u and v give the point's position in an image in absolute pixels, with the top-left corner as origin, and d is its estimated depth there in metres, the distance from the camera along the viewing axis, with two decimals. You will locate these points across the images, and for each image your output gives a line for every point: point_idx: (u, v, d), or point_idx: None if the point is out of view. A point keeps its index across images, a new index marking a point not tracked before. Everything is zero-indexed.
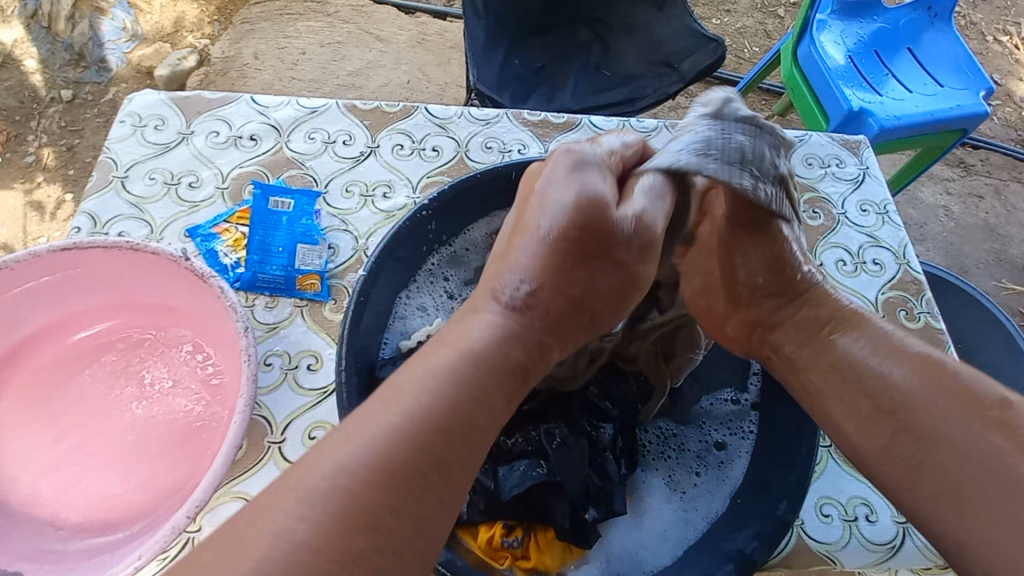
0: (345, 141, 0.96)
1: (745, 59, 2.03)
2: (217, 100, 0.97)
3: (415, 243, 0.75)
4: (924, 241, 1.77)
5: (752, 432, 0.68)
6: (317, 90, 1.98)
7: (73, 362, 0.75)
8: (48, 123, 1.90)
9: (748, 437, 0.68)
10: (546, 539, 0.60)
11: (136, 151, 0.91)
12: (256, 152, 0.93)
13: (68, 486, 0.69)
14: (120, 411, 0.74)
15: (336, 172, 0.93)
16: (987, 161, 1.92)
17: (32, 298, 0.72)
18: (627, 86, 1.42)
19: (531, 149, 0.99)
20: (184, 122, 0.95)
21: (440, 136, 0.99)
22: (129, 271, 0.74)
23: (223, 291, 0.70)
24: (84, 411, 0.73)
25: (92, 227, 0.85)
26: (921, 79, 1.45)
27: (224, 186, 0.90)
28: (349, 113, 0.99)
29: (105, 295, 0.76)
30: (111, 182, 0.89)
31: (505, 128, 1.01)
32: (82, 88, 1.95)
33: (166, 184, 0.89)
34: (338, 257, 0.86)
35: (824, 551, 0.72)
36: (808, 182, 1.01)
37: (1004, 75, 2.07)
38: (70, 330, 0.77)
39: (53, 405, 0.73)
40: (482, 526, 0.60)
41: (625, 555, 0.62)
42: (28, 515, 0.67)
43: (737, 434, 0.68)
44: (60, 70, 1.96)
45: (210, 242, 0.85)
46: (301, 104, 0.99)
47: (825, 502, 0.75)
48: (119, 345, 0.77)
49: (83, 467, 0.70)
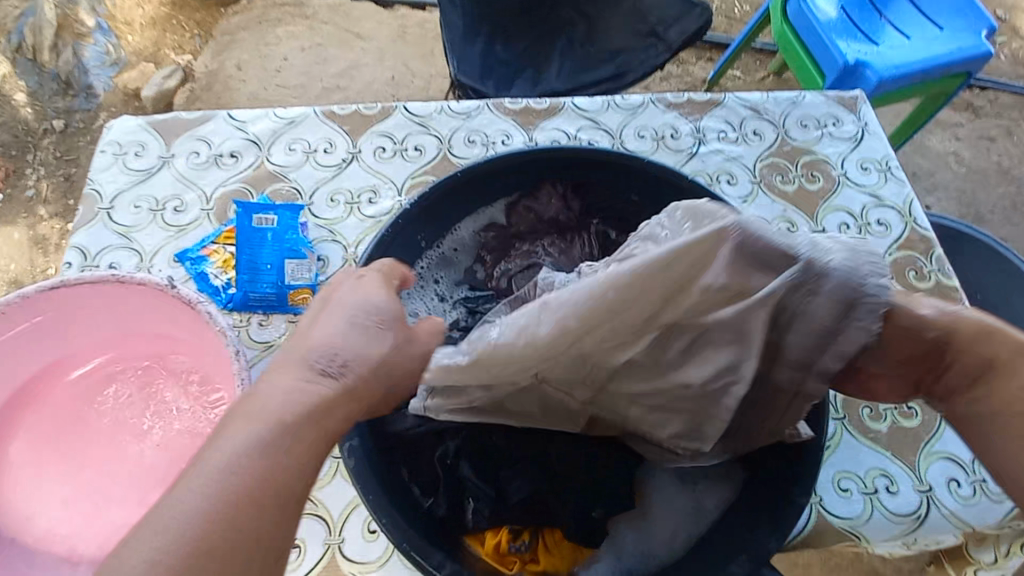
0: (326, 149, 0.95)
1: (736, 19, 1.96)
2: (195, 120, 0.96)
3: (403, 245, 0.74)
4: (936, 191, 1.72)
5: None
6: (303, 96, 1.97)
7: (77, 398, 0.76)
8: (44, 154, 1.91)
9: None
10: (557, 542, 0.60)
11: (119, 180, 0.91)
12: (238, 170, 0.92)
13: (89, 519, 0.70)
14: (132, 442, 0.74)
15: (319, 182, 0.92)
16: (998, 101, 1.83)
17: (29, 339, 0.72)
18: (614, 61, 1.39)
19: (515, 140, 0.97)
20: (164, 146, 0.94)
21: (422, 135, 0.96)
22: (122, 301, 0.73)
23: (211, 316, 0.69)
24: (97, 445, 0.74)
25: (82, 261, 0.85)
26: (920, 22, 1.38)
27: (209, 207, 0.89)
28: (327, 120, 0.97)
29: (101, 329, 0.76)
30: (98, 214, 0.88)
31: (487, 120, 0.98)
32: (73, 117, 1.95)
33: (152, 211, 0.89)
34: (328, 268, 0.85)
35: (845, 527, 0.71)
36: (804, 145, 0.97)
37: (1012, 8, 1.97)
38: (71, 367, 0.77)
39: (64, 441, 0.74)
40: (489, 532, 0.60)
41: (638, 551, 0.61)
42: (53, 553, 0.68)
43: None
44: (50, 101, 1.95)
45: (200, 264, 0.85)
46: (278, 115, 0.97)
47: (843, 477, 0.73)
48: (122, 376, 0.78)
49: (99, 499, 0.71)
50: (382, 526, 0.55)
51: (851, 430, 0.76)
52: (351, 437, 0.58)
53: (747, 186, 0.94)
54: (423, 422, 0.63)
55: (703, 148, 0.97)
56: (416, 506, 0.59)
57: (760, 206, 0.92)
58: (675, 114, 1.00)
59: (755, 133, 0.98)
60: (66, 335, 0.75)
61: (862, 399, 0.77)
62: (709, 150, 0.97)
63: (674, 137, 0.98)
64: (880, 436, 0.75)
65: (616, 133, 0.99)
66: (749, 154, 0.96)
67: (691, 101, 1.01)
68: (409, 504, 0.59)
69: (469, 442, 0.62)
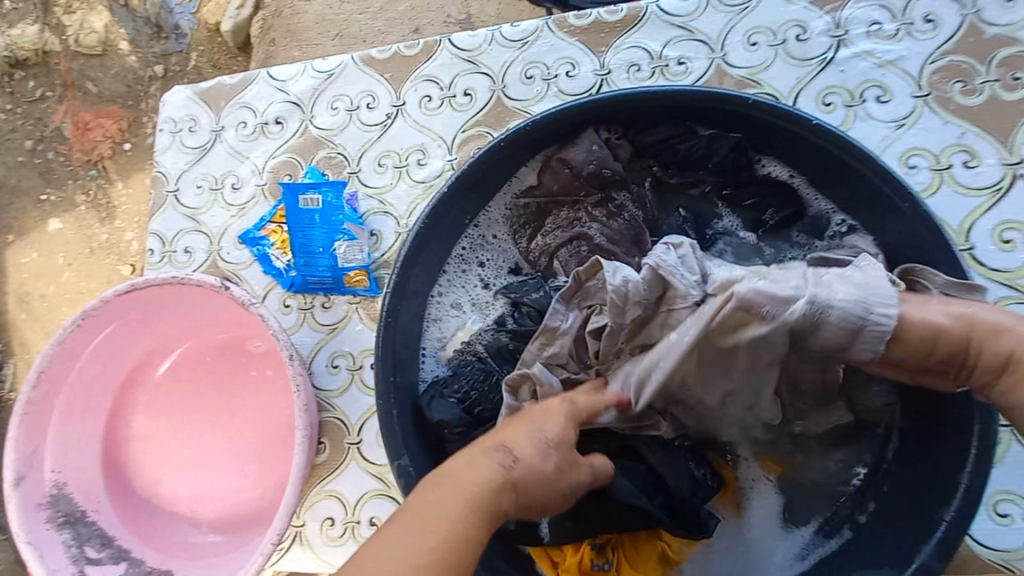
0: (369, 105, 0.85)
1: None
2: (238, 85, 0.91)
3: (447, 229, 0.65)
4: None
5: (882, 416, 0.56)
6: (369, 10, 1.81)
7: (176, 381, 0.82)
8: (155, 102, 1.88)
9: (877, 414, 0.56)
10: (639, 554, 0.58)
11: (179, 160, 0.90)
12: (284, 138, 0.87)
13: (204, 486, 0.80)
14: (228, 420, 0.81)
15: (366, 145, 0.84)
16: None
17: (122, 335, 0.77)
18: None
19: (583, 68, 0.79)
20: (214, 117, 0.91)
21: (473, 74, 0.82)
22: (194, 296, 0.75)
23: (263, 317, 0.67)
24: (196, 424, 0.82)
25: (162, 247, 0.88)
26: None
27: (263, 182, 0.87)
28: (367, 67, 0.86)
29: (181, 319, 0.80)
30: (167, 197, 0.90)
31: (549, 45, 0.81)
32: (170, 61, 1.91)
33: (212, 190, 0.88)
34: (380, 244, 0.80)
35: (1000, 560, 0.57)
36: (1005, 30, 0.67)
37: None
38: (164, 353, 0.82)
39: (172, 419, 0.82)
40: (569, 548, 0.58)
41: (736, 552, 0.59)
42: (180, 515, 0.78)
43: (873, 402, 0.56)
44: (148, 46, 1.91)
45: (262, 245, 0.84)
46: (317, 68, 0.88)
47: (1001, 498, 0.58)
48: (210, 359, 0.82)
49: (209, 469, 0.80)
50: None
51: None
52: (401, 458, 0.56)
53: (906, 102, 0.68)
54: None
55: (841, 52, 0.71)
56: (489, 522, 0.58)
57: (922, 131, 0.67)
58: (803, 4, 0.74)
59: (925, 19, 0.70)
60: (151, 328, 0.79)
61: None
62: (850, 54, 0.71)
63: (799, 39, 0.73)
64: None
65: (717, 42, 0.76)
66: (911, 53, 0.69)
67: None
68: None
69: None
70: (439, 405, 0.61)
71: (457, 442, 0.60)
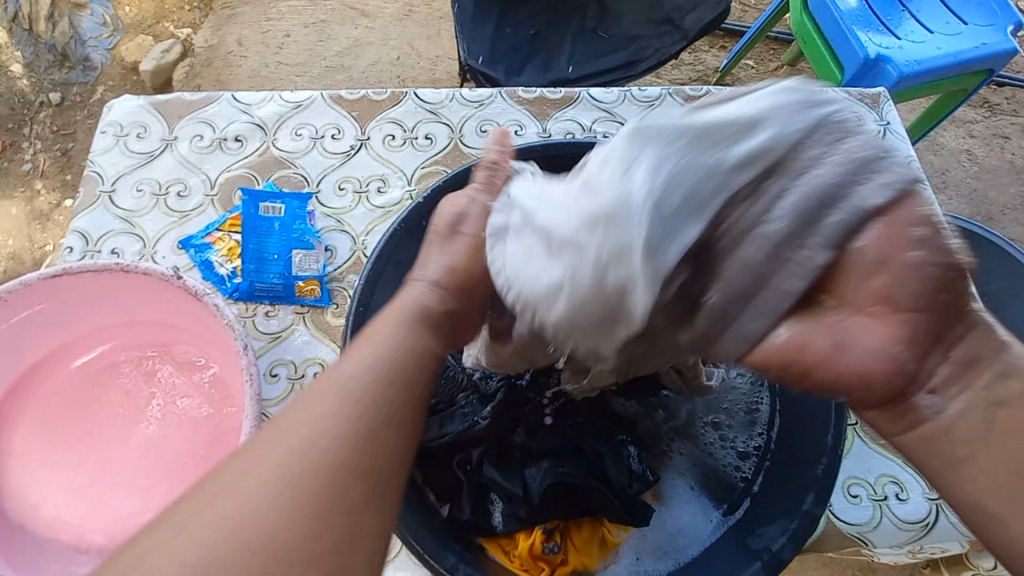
0: (334, 135, 0.92)
1: (751, 6, 1.91)
2: (198, 102, 0.93)
3: (417, 240, 0.72)
4: (947, 190, 1.69)
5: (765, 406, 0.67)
6: (305, 74, 1.92)
7: (80, 387, 0.74)
8: (41, 128, 1.80)
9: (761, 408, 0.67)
10: (583, 539, 0.62)
11: (120, 164, 0.88)
12: (243, 154, 0.90)
13: (93, 508, 0.69)
14: (133, 433, 0.72)
15: (327, 169, 0.90)
16: (1014, 99, 1.80)
17: (30, 327, 0.71)
18: (628, 47, 1.35)
19: (528, 130, 0.94)
20: (166, 127, 0.91)
21: (433, 123, 0.94)
22: (126, 287, 0.72)
23: (218, 308, 0.68)
24: (98, 437, 0.72)
25: (84, 246, 0.83)
26: (942, 17, 1.35)
27: (214, 192, 0.87)
28: (335, 105, 0.94)
29: (100, 316, 0.75)
30: (99, 197, 0.86)
31: (500, 109, 0.96)
32: (70, 90, 1.85)
33: (154, 195, 0.87)
34: (336, 258, 0.83)
35: (855, 533, 0.70)
36: None
37: None
38: (72, 355, 0.75)
39: (66, 430, 0.72)
40: (520, 535, 0.61)
41: (673, 536, 0.63)
42: (56, 542, 0.67)
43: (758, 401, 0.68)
44: (46, 73, 1.85)
45: (204, 252, 0.83)
46: (284, 98, 0.94)
47: (853, 482, 0.73)
48: (124, 363, 0.76)
49: (102, 491, 0.70)
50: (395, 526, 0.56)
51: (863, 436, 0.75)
52: None
53: None
54: (446, 433, 0.64)
55: None
56: (437, 511, 0.60)
57: None
58: None
59: None
60: (67, 323, 0.73)
61: None
62: None
63: None
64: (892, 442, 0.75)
65: None
66: None
67: (709, 95, 0.98)
68: (429, 508, 0.60)
69: (491, 449, 0.64)
70: None
71: None
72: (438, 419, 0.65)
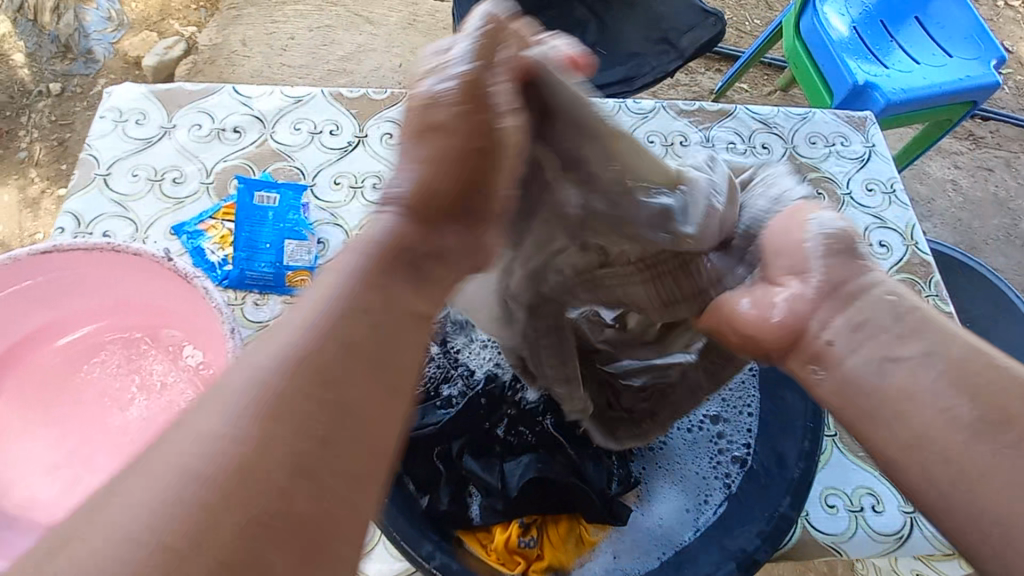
0: (332, 132, 0.93)
1: (747, 32, 1.96)
2: (199, 92, 0.94)
3: None
4: (932, 218, 1.73)
5: (752, 409, 0.68)
6: (307, 76, 1.94)
7: (63, 366, 0.74)
8: (38, 117, 1.80)
9: (749, 414, 0.68)
10: (560, 535, 0.62)
11: (118, 148, 0.89)
12: (241, 145, 0.91)
13: (67, 489, 0.67)
14: (114, 414, 0.72)
15: (323, 164, 0.90)
16: (997, 133, 1.86)
17: (17, 303, 0.71)
18: (626, 64, 1.38)
19: None
20: (166, 115, 0.92)
21: None
22: (117, 267, 0.72)
23: (207, 292, 0.68)
24: (78, 418, 0.72)
25: (75, 227, 0.83)
26: (929, 48, 1.40)
27: (209, 181, 0.88)
28: (335, 102, 0.96)
29: (89, 296, 0.74)
30: (94, 180, 0.87)
31: None
32: (71, 81, 1.85)
33: (150, 180, 0.87)
34: (328, 252, 0.84)
35: (830, 542, 0.71)
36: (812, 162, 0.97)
37: (1015, 42, 2.00)
38: (56, 334, 0.75)
39: (47, 409, 0.72)
40: (497, 528, 0.61)
41: (651, 536, 0.63)
42: (25, 521, 0.65)
43: (737, 411, 0.69)
44: (47, 63, 1.86)
45: (196, 239, 0.83)
46: (285, 92, 0.96)
47: (830, 493, 0.73)
48: (109, 345, 0.75)
49: (80, 472, 0.69)
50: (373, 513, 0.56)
51: (841, 448, 0.76)
52: None
53: None
54: (428, 423, 0.64)
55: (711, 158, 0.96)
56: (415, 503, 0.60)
57: None
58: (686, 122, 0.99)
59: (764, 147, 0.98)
60: (54, 301, 0.73)
61: None
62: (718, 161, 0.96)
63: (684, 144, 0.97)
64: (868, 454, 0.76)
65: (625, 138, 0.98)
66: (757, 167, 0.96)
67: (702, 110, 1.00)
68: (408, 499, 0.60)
69: (471, 441, 0.64)
70: None
71: None
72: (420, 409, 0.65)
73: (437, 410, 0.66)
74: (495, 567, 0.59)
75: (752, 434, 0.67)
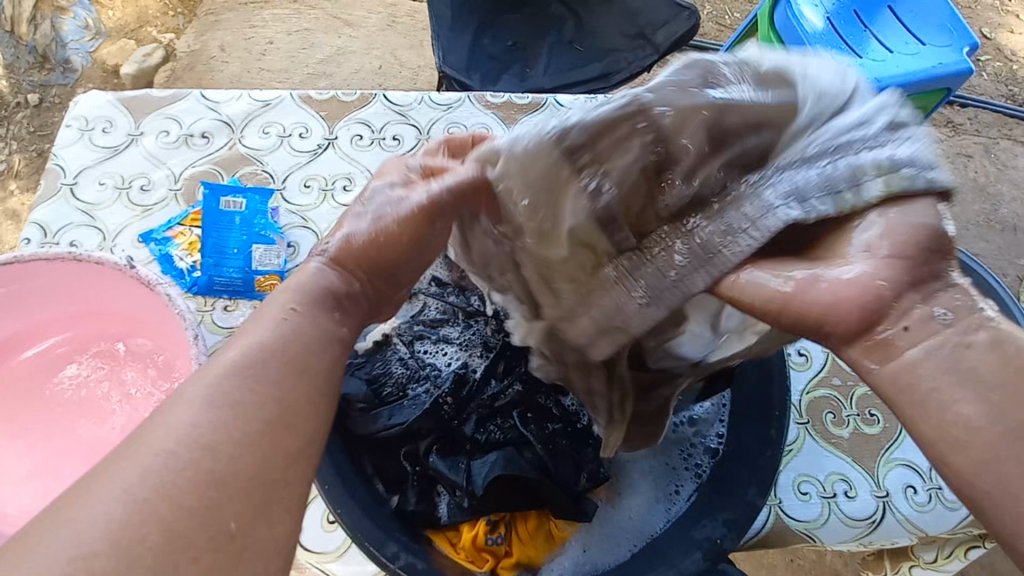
0: (302, 134, 0.93)
1: (726, 26, 1.97)
2: (166, 99, 0.94)
3: None
4: None
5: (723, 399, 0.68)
6: (287, 81, 1.93)
7: (29, 378, 0.73)
8: (17, 129, 1.79)
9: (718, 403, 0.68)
10: (529, 531, 0.63)
11: (84, 157, 0.88)
12: (209, 151, 0.90)
13: (37, 499, 0.67)
14: (81, 425, 0.71)
15: (293, 167, 0.90)
16: (976, 119, 1.87)
17: None
18: (603, 59, 1.38)
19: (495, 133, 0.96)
20: (133, 122, 0.91)
21: (401, 124, 0.95)
22: (83, 279, 0.71)
23: (171, 298, 0.68)
24: (44, 430, 0.71)
25: (42, 238, 0.82)
26: (902, 37, 1.40)
27: (177, 187, 0.87)
28: (304, 104, 0.95)
29: (55, 307, 0.74)
30: (60, 189, 0.86)
31: (468, 112, 0.97)
32: (49, 91, 1.83)
33: (117, 188, 0.86)
34: (297, 254, 0.84)
35: (803, 529, 0.71)
36: None
37: (993, 30, 2.02)
38: (22, 346, 0.74)
39: (11, 422, 0.71)
40: (465, 526, 0.61)
41: (623, 529, 0.63)
42: None
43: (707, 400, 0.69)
44: (24, 74, 1.84)
45: (164, 246, 0.82)
46: (253, 96, 0.95)
47: (803, 480, 0.74)
48: (77, 356, 0.75)
49: (47, 483, 0.68)
50: (337, 516, 0.55)
51: (813, 435, 0.77)
52: None
53: None
54: (395, 423, 0.64)
55: None
56: (384, 503, 0.59)
57: None
58: None
59: None
60: (19, 313, 0.72)
61: (824, 404, 0.79)
62: None
63: None
64: (840, 441, 0.77)
65: None
66: None
67: None
68: (376, 500, 0.59)
69: (440, 438, 0.65)
70: (349, 385, 0.66)
71: (360, 417, 0.64)
72: (388, 409, 0.65)
73: (405, 407, 0.66)
74: (464, 566, 0.59)
75: (723, 424, 0.67)
